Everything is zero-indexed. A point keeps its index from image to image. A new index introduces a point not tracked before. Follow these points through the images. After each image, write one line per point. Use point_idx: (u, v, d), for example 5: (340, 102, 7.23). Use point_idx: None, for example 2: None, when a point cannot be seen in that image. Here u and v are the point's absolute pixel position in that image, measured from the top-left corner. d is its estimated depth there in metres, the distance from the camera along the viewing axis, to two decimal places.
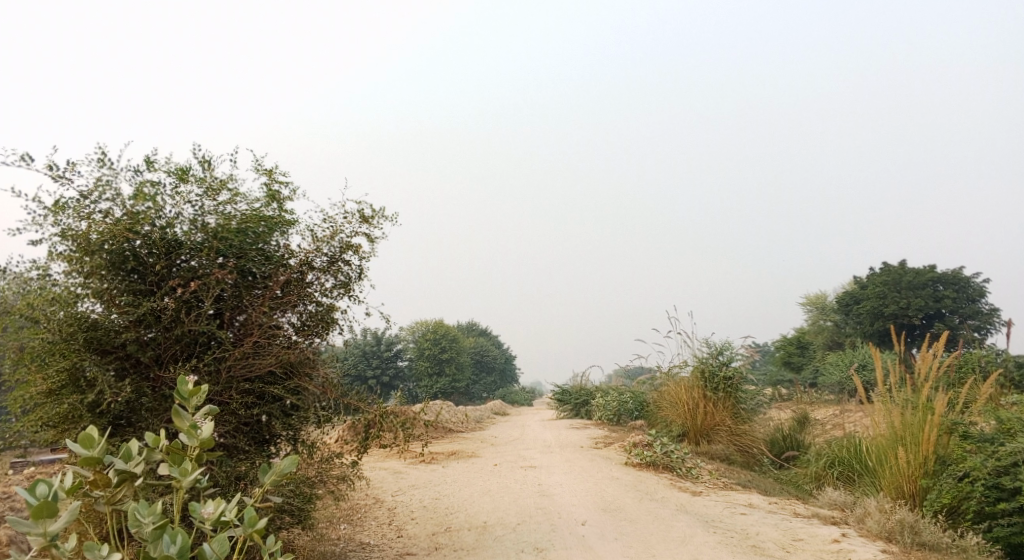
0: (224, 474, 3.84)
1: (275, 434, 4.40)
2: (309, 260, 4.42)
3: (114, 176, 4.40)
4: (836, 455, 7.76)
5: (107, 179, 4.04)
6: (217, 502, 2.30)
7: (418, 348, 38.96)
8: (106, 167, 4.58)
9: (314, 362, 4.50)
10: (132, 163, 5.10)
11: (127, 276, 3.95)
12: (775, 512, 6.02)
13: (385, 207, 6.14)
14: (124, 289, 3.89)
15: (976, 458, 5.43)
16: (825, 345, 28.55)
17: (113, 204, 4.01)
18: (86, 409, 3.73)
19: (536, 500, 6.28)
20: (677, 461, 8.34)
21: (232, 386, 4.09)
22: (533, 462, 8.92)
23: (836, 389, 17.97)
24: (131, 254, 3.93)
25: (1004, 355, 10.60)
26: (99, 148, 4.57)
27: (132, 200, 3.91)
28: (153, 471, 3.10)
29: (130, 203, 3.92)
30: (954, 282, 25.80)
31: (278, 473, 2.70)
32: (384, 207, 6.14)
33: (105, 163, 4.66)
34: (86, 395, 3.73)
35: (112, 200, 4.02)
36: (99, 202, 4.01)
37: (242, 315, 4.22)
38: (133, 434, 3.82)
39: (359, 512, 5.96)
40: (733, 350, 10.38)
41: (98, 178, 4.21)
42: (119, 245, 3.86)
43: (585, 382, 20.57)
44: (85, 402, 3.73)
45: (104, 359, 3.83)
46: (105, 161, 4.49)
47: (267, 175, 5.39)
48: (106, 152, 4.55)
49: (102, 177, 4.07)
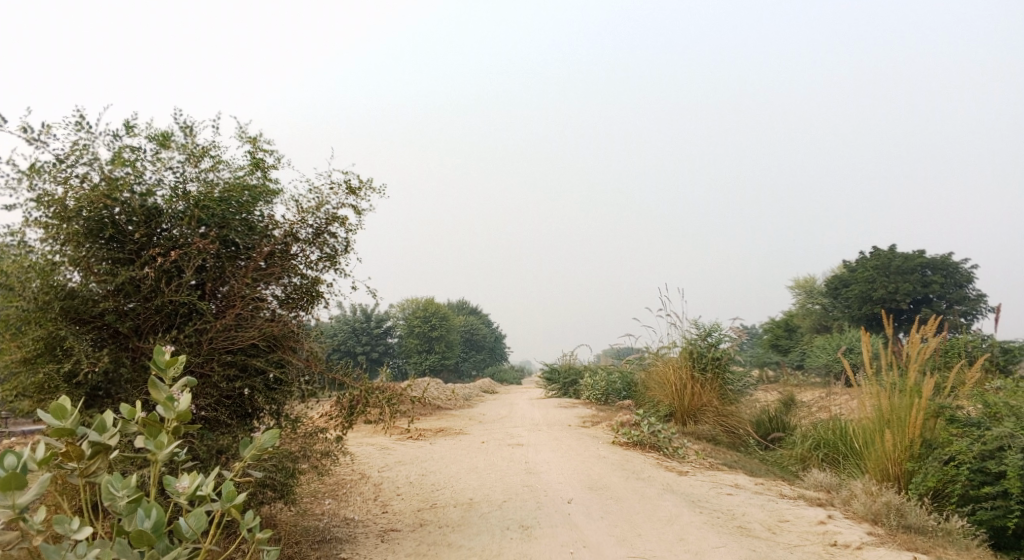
0: (205, 447, 3.78)
1: (258, 408, 4.33)
2: (294, 231, 4.33)
3: (92, 140, 4.28)
4: (822, 437, 7.79)
5: (85, 143, 3.92)
6: (194, 477, 2.24)
7: (407, 325, 38.92)
8: (84, 131, 4.45)
9: (299, 335, 4.43)
10: (110, 127, 4.96)
11: (106, 244, 3.85)
12: (761, 493, 6.04)
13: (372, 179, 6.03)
14: (103, 258, 3.80)
15: (962, 441, 5.45)
16: (813, 328, 28.70)
17: (91, 169, 3.90)
18: (62, 379, 3.64)
19: (523, 478, 6.26)
20: (663, 440, 8.36)
21: (214, 358, 4.02)
22: (521, 440, 8.92)
23: (822, 372, 18.10)
24: (110, 222, 3.83)
25: (990, 340, 10.67)
26: (76, 111, 4.43)
27: (111, 165, 3.80)
28: (129, 444, 3.04)
29: (108, 168, 3.82)
30: (943, 267, 25.93)
31: (258, 447, 2.64)
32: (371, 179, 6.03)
33: (82, 127, 4.53)
34: (62, 365, 3.64)
35: (90, 164, 3.91)
36: (76, 166, 3.90)
37: (224, 286, 4.14)
38: (111, 406, 3.74)
39: (343, 487, 5.92)
40: (721, 331, 10.38)
41: (75, 142, 4.10)
42: (97, 211, 3.76)
43: (573, 360, 20.62)
44: (60, 372, 3.64)
45: (82, 329, 3.74)
46: (82, 125, 4.36)
47: (251, 143, 5.27)
48: (83, 115, 4.42)
49: (79, 142, 3.96)
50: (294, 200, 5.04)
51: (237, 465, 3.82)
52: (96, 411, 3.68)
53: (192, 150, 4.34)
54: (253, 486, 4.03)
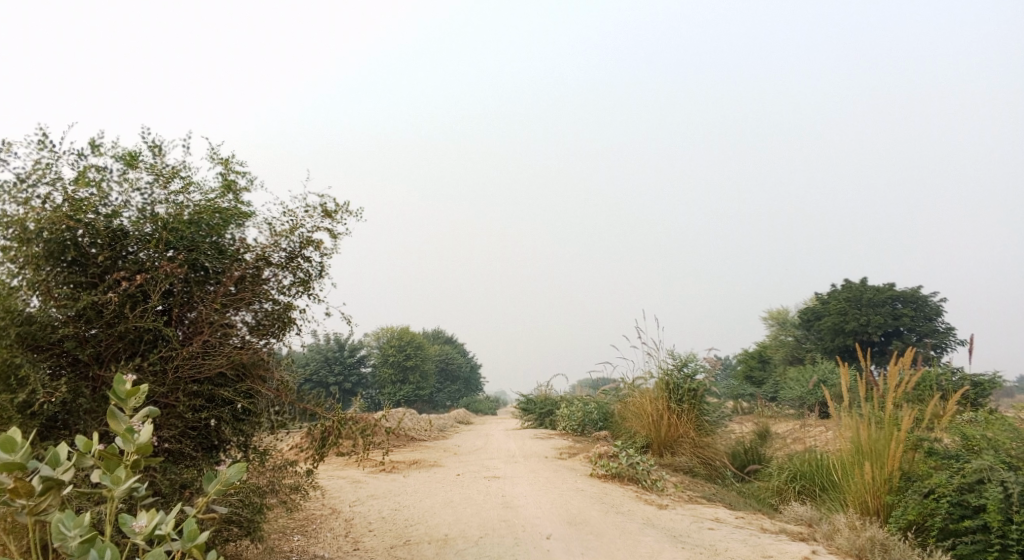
0: (168, 480, 3.60)
1: (224, 440, 4.16)
2: (266, 255, 4.21)
3: (55, 159, 4.13)
4: (798, 469, 7.75)
5: (48, 163, 3.79)
6: (152, 515, 2.07)
7: (382, 355, 38.50)
8: (47, 150, 4.30)
9: (269, 363, 4.27)
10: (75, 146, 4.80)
11: (68, 267, 3.70)
12: (742, 527, 5.95)
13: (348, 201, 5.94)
14: (63, 281, 3.64)
15: (942, 475, 5.44)
16: (787, 360, 28.95)
17: (54, 188, 3.76)
18: (15, 410, 3.43)
19: (499, 513, 6.10)
20: (641, 473, 8.25)
21: (179, 387, 3.86)
22: (497, 473, 8.75)
23: (797, 403, 18.18)
24: (73, 244, 3.68)
25: (961, 372, 10.81)
26: (39, 130, 4.28)
27: (75, 185, 3.67)
28: (86, 479, 2.87)
29: (72, 188, 3.68)
30: (912, 300, 26.43)
31: (223, 482, 2.48)
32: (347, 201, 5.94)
33: (46, 145, 4.38)
34: (16, 395, 3.43)
35: (53, 184, 3.77)
36: (38, 186, 3.75)
37: (192, 312, 3.99)
38: (68, 438, 3.56)
39: (313, 522, 5.72)
40: (697, 362, 10.36)
41: (38, 161, 3.95)
42: (59, 233, 3.61)
43: (549, 391, 20.48)
44: (14, 402, 3.43)
45: (39, 357, 3.56)
46: (46, 145, 4.22)
47: (223, 164, 5.16)
48: (46, 134, 4.28)
49: (41, 161, 3.82)
50: (266, 222, 4.93)
51: (201, 499, 3.66)
52: (53, 443, 3.48)
53: (161, 172, 4.22)
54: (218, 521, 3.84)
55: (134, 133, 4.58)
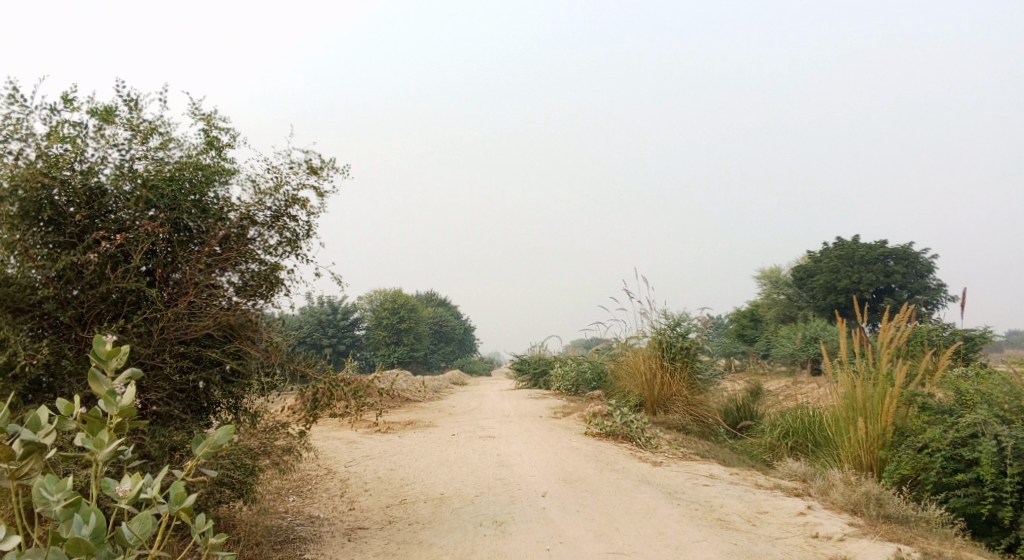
0: (156, 443, 3.54)
1: (214, 402, 4.11)
2: (251, 214, 4.11)
3: (26, 113, 3.97)
4: (790, 425, 7.81)
5: (18, 118, 3.64)
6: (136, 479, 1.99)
7: (375, 317, 38.49)
8: (16, 104, 4.13)
9: (257, 324, 4.20)
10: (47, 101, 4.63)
11: (44, 227, 3.58)
12: (736, 483, 5.99)
13: (334, 158, 5.80)
14: (41, 241, 3.53)
15: (936, 429, 5.48)
16: (779, 318, 29.11)
17: (27, 144, 3.62)
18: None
19: (495, 471, 6.12)
20: (635, 431, 8.29)
21: (165, 349, 3.78)
22: (492, 432, 8.77)
23: (788, 360, 18.33)
24: (48, 203, 3.57)
25: (952, 329, 10.85)
26: (8, 83, 4.10)
27: (48, 141, 3.54)
28: (71, 442, 2.80)
29: (45, 144, 3.54)
30: (904, 257, 26.50)
31: (211, 445, 2.39)
32: (332, 158, 5.80)
33: (16, 100, 4.21)
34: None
35: (25, 139, 3.63)
36: (9, 142, 3.61)
37: (176, 273, 3.90)
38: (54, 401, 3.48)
39: (308, 483, 5.72)
40: (690, 321, 10.34)
41: (8, 116, 3.79)
42: (34, 191, 3.49)
43: (543, 351, 20.55)
44: None
45: (19, 319, 3.45)
46: (15, 99, 4.04)
47: (203, 120, 5.00)
48: (15, 88, 4.11)
49: (12, 116, 3.67)
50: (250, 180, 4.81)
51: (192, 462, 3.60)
52: (37, 406, 3.40)
53: (139, 128, 4.08)
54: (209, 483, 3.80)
55: (109, 87, 4.41)
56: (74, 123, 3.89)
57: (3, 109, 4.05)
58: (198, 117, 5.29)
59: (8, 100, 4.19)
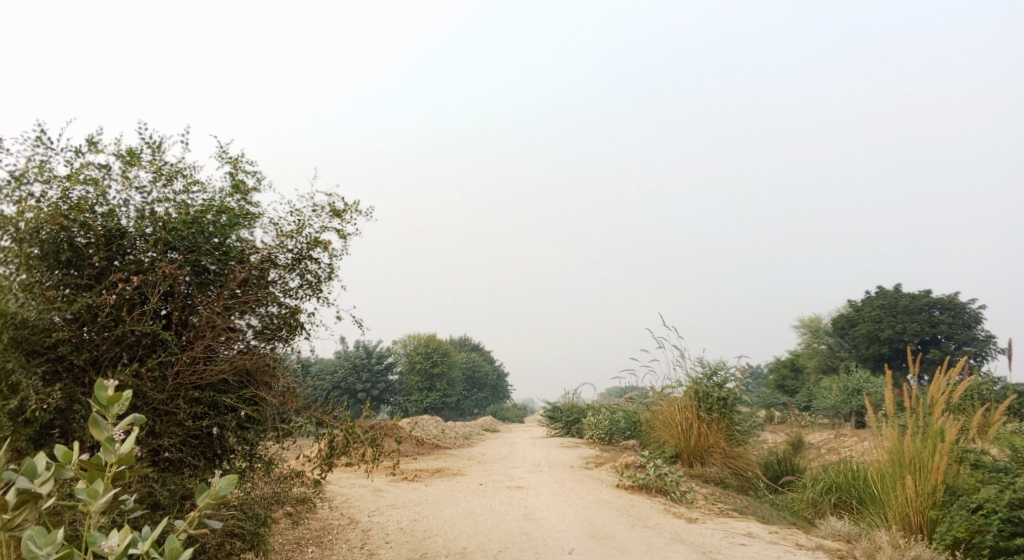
0: (167, 491, 3.48)
1: (228, 449, 4.05)
2: (272, 256, 4.11)
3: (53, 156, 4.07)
4: (834, 481, 7.44)
5: (44, 161, 3.72)
6: (125, 534, 1.90)
7: (409, 363, 38.54)
8: (44, 147, 4.23)
9: (274, 368, 4.15)
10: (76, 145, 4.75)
11: (63, 268, 3.62)
12: (776, 543, 5.68)
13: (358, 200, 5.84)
14: (58, 283, 3.56)
15: (991, 489, 5.12)
16: (820, 368, 28.28)
17: (49, 186, 3.68)
18: (6, 417, 3.33)
19: (521, 525, 5.92)
20: (670, 484, 8.00)
21: (179, 394, 3.75)
22: (521, 482, 8.55)
23: (831, 413, 17.68)
24: (68, 245, 3.61)
25: (1004, 382, 10.36)
26: (37, 127, 4.22)
27: (71, 184, 3.60)
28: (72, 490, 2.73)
29: (67, 186, 3.61)
30: (951, 306, 25.67)
31: (213, 495, 2.28)
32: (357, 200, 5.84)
33: (44, 143, 4.32)
34: (8, 402, 3.34)
35: (49, 181, 3.70)
36: (33, 184, 3.68)
37: (194, 316, 3.90)
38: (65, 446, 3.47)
39: (329, 533, 5.60)
40: (727, 370, 10.05)
41: (33, 159, 3.88)
42: (54, 233, 3.54)
43: (576, 399, 20.22)
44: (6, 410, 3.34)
45: (34, 361, 3.45)
46: (42, 142, 4.15)
47: (230, 162, 5.08)
48: (44, 131, 4.22)
49: (37, 160, 3.75)
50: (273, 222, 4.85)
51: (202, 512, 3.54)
52: (48, 452, 3.38)
53: (163, 171, 4.15)
54: (218, 533, 3.75)
55: (137, 131, 4.52)
56: (99, 166, 3.97)
57: (31, 152, 4.16)
58: (224, 160, 5.40)
59: (35, 143, 4.30)
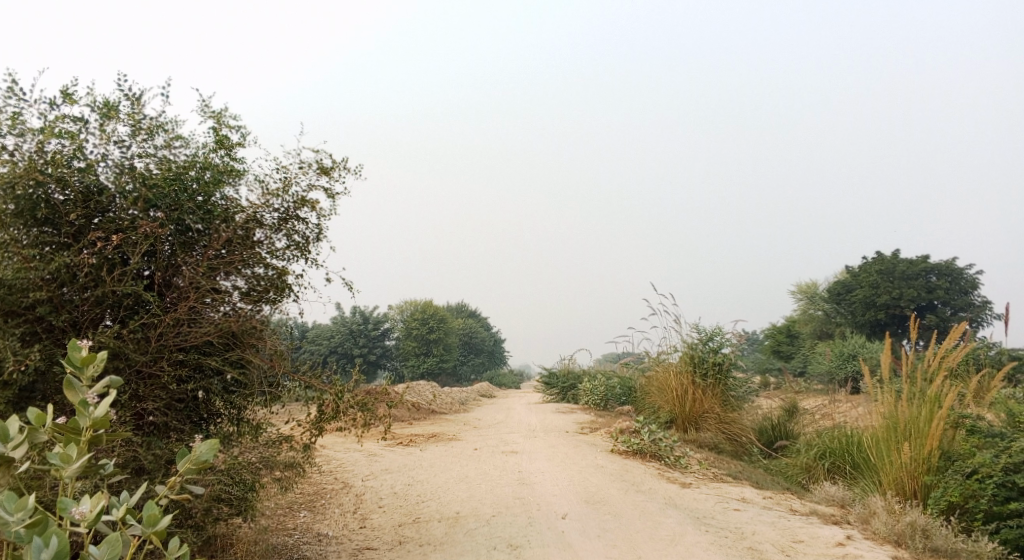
0: (151, 456, 3.42)
1: (214, 412, 4.03)
2: (258, 215, 4.03)
3: (27, 108, 3.93)
4: (827, 446, 7.44)
5: (17, 114, 3.60)
6: (99, 501, 1.86)
7: (405, 329, 38.65)
8: (18, 99, 4.10)
9: (261, 331, 4.08)
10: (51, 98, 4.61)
11: (39, 226, 3.52)
12: (770, 508, 5.69)
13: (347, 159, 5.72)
14: (35, 241, 3.46)
15: (986, 454, 5.11)
16: (815, 334, 28.36)
17: (23, 140, 3.56)
18: None
19: (515, 490, 5.91)
20: (664, 449, 8.01)
21: (163, 356, 3.68)
22: (515, 447, 8.56)
23: (825, 378, 17.81)
24: (44, 202, 3.50)
25: (999, 348, 10.38)
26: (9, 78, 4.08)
27: (45, 137, 3.49)
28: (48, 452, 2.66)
29: (42, 140, 3.49)
30: (947, 273, 25.69)
31: (193, 461, 2.22)
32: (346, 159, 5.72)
33: (18, 95, 4.19)
34: None
35: (22, 134, 3.57)
36: (6, 137, 3.55)
37: (177, 277, 3.82)
38: (45, 409, 3.41)
39: (322, 498, 5.58)
40: (723, 336, 10.02)
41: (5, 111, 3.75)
42: (29, 189, 3.43)
43: (572, 365, 20.29)
44: None
45: (11, 322, 3.37)
46: (16, 93, 4.01)
47: (213, 117, 4.95)
48: (16, 82, 4.08)
49: (10, 112, 3.63)
50: (258, 180, 4.75)
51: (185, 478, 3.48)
52: (26, 415, 3.32)
53: (144, 126, 4.04)
54: (204, 498, 3.72)
55: (116, 84, 4.38)
56: (76, 120, 3.85)
57: (4, 103, 4.03)
58: (207, 116, 5.28)
59: (8, 95, 4.16)
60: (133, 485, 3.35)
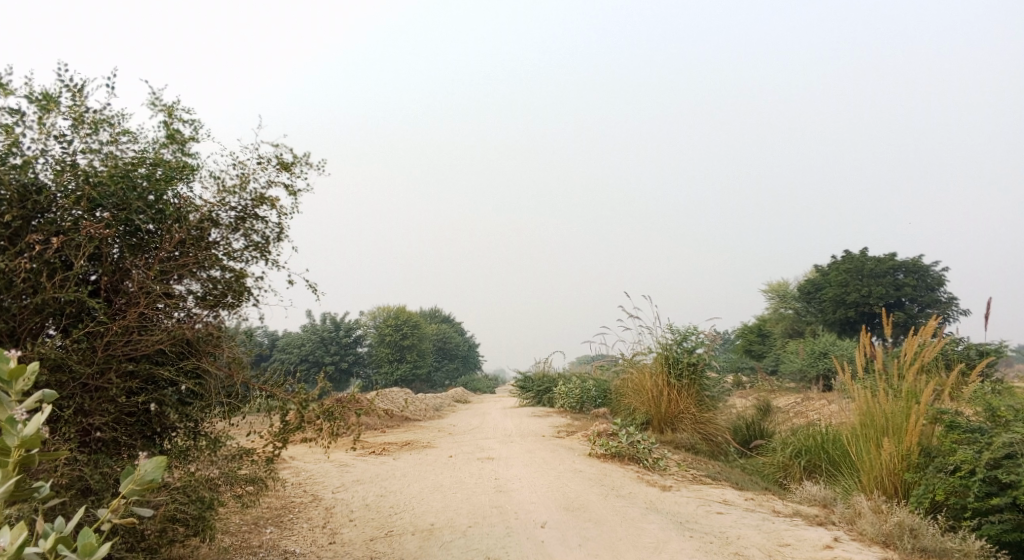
0: (99, 475, 3.22)
1: (168, 426, 3.84)
2: (213, 215, 3.84)
3: None
4: (803, 444, 7.41)
5: None
6: (20, 533, 1.69)
7: (378, 335, 38.26)
8: None
9: (218, 339, 3.88)
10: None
11: None
12: (753, 510, 5.61)
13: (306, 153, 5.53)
14: None
15: (968, 450, 5.08)
16: (786, 334, 28.66)
17: None
18: None
19: (491, 498, 5.75)
20: (642, 451, 7.91)
21: (111, 367, 3.47)
22: (491, 453, 8.39)
23: (797, 377, 18.00)
24: None
25: (966, 343, 10.53)
26: None
27: None
28: None
29: None
30: (914, 270, 26.14)
31: (138, 480, 2.01)
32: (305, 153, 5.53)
33: None
34: None
35: None
36: None
37: (126, 282, 3.61)
38: None
39: (290, 512, 5.37)
40: (698, 336, 9.96)
41: None
42: None
43: (547, 368, 20.15)
44: None
45: None
46: None
47: (163, 111, 4.73)
48: None
49: None
50: (213, 176, 4.56)
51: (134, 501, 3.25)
52: None
53: (86, 119, 3.83)
54: (155, 520, 3.52)
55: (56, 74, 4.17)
56: (12, 113, 3.63)
57: None
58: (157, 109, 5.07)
59: None
60: (78, 508, 3.14)
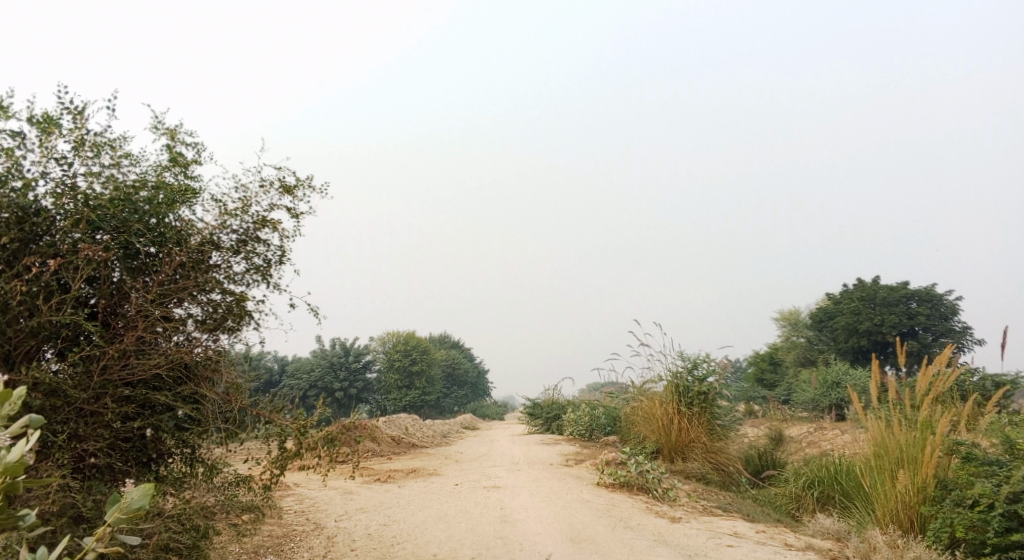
0: (92, 502, 3.21)
1: (164, 452, 3.81)
2: (214, 238, 3.84)
3: None
4: (815, 475, 7.25)
5: None
6: None
7: (387, 361, 38.18)
8: None
9: (217, 363, 3.85)
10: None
11: None
12: (764, 543, 5.47)
13: (309, 176, 5.55)
14: None
15: (986, 483, 4.94)
16: (798, 362, 28.35)
17: None
18: None
19: (496, 529, 5.63)
20: (651, 481, 7.76)
21: (107, 391, 3.44)
22: (497, 482, 8.26)
23: (810, 406, 17.76)
24: None
25: (982, 374, 10.34)
26: None
27: None
28: None
29: None
30: (927, 299, 25.87)
31: (124, 509, 1.96)
32: (308, 176, 5.55)
33: None
34: None
35: None
36: None
37: (125, 305, 3.60)
38: None
39: (291, 540, 5.28)
40: (708, 363, 9.83)
41: None
42: None
43: (556, 395, 19.98)
44: None
45: None
46: None
47: (167, 135, 4.77)
48: None
49: None
50: (216, 199, 4.58)
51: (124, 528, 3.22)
52: None
53: (88, 142, 3.86)
54: (149, 550, 3.46)
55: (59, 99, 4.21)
56: (15, 137, 3.67)
57: None
58: (161, 134, 5.12)
59: None
60: (68, 535, 3.10)
